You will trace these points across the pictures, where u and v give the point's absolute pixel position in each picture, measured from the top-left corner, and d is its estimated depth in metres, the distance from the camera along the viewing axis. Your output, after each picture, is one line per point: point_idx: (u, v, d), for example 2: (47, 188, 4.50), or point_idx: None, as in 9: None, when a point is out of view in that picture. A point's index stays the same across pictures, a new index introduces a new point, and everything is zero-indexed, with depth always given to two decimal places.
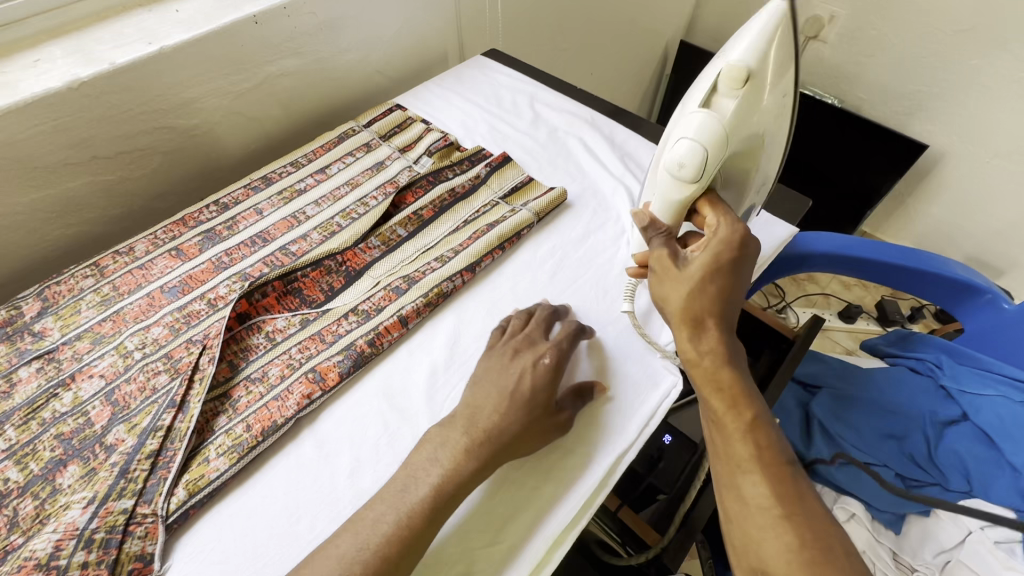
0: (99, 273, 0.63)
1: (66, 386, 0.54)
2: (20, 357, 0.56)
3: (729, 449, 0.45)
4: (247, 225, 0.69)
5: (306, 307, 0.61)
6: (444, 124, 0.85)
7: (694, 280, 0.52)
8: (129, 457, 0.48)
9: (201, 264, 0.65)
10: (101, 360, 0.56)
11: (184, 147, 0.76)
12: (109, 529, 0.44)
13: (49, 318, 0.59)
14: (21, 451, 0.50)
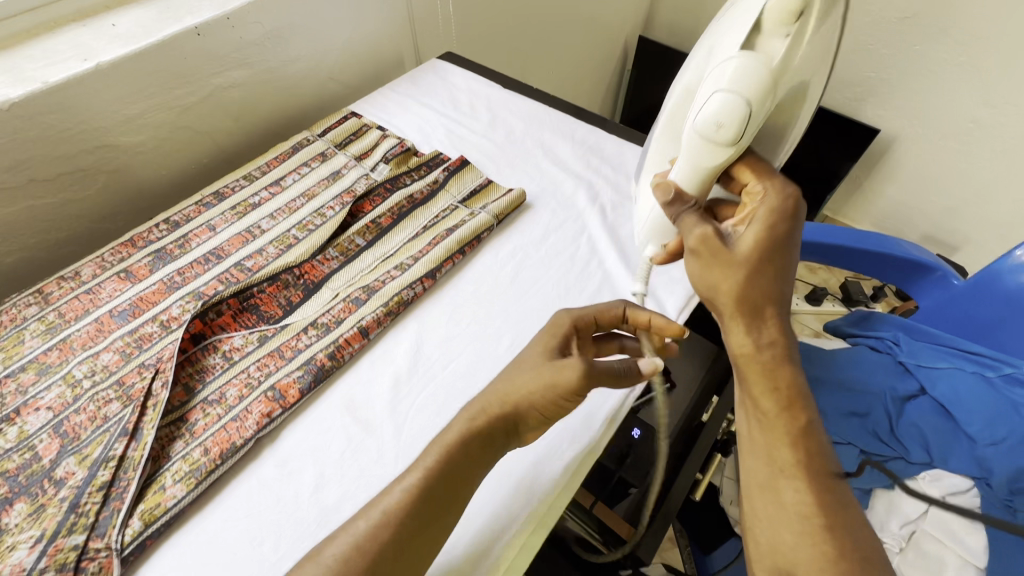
0: (43, 300, 0.61)
1: (10, 420, 0.52)
2: None
3: (773, 454, 0.45)
4: (200, 243, 0.67)
5: (263, 323, 0.60)
6: (401, 129, 0.85)
7: (737, 263, 0.47)
8: (80, 490, 0.47)
9: (152, 286, 0.63)
10: (48, 392, 0.54)
11: (131, 165, 0.73)
12: (59, 567, 0.42)
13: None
14: None
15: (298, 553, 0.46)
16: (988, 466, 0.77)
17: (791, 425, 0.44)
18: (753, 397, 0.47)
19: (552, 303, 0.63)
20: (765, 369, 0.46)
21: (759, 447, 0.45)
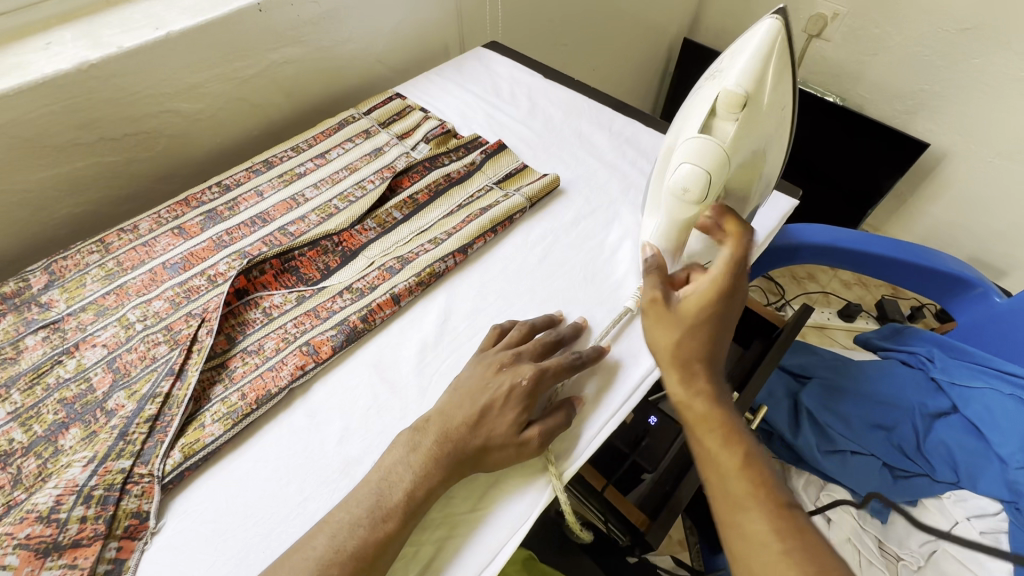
0: (104, 249, 0.66)
1: (70, 353, 0.57)
2: (27, 326, 0.58)
3: (726, 490, 0.43)
4: (247, 206, 0.71)
5: (302, 284, 0.63)
6: (442, 112, 0.87)
7: (682, 327, 0.50)
8: (129, 420, 0.50)
9: (202, 243, 0.67)
10: (104, 331, 0.58)
11: (189, 131, 0.78)
12: (107, 487, 0.45)
13: (54, 291, 0.61)
14: (25, 414, 0.52)
15: (322, 497, 0.48)
16: (1018, 490, 0.74)
17: (732, 449, 0.44)
18: (695, 442, 0.47)
19: (577, 287, 0.65)
20: (703, 408, 0.47)
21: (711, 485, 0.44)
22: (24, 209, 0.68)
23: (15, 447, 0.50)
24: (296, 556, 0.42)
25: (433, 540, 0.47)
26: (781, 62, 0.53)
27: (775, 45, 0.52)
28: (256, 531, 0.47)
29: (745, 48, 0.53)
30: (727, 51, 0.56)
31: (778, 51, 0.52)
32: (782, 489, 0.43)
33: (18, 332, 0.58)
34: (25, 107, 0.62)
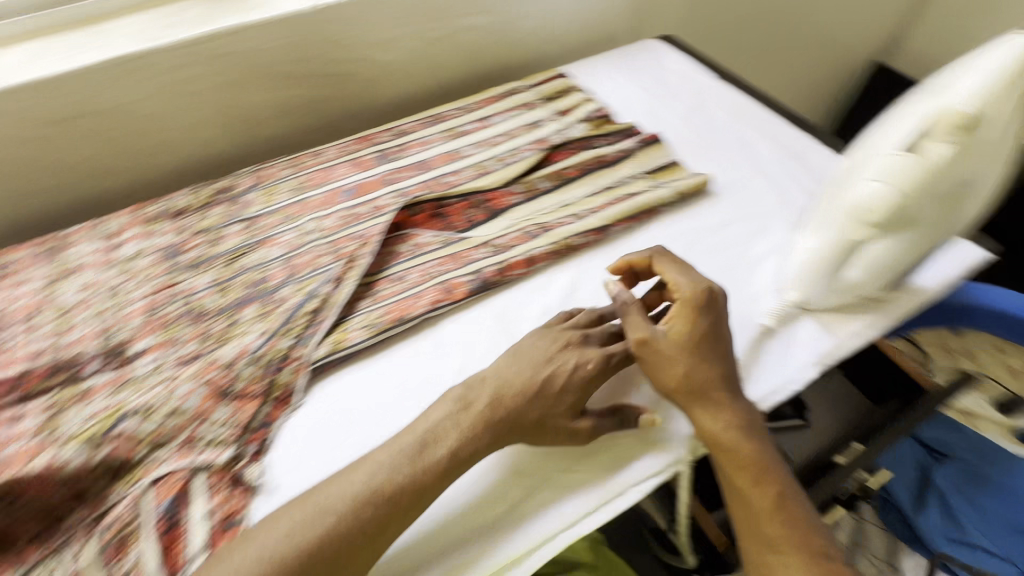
0: (296, 167, 0.77)
1: (258, 245, 0.67)
2: (233, 217, 0.70)
3: (755, 529, 0.46)
4: (414, 152, 0.78)
5: (449, 230, 0.69)
6: (604, 97, 0.88)
7: (677, 352, 0.50)
8: (294, 309, 0.59)
9: (371, 176, 0.75)
10: (286, 233, 0.69)
11: (378, 79, 0.87)
12: (272, 358, 0.55)
13: (254, 194, 0.73)
14: (222, 284, 0.64)
15: None
16: None
17: (766, 484, 0.46)
18: (725, 480, 0.48)
19: None
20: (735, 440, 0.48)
21: (744, 524, 0.46)
22: (243, 124, 0.81)
23: (212, 308, 0.61)
24: (395, 449, 0.46)
25: (530, 483, 0.50)
26: (1017, 87, 0.48)
27: (1014, 70, 0.48)
28: (377, 429, 0.53)
29: (977, 67, 0.49)
30: (950, 69, 0.51)
31: (1016, 76, 0.48)
32: (810, 524, 0.46)
33: (226, 220, 0.70)
34: (265, 38, 0.74)
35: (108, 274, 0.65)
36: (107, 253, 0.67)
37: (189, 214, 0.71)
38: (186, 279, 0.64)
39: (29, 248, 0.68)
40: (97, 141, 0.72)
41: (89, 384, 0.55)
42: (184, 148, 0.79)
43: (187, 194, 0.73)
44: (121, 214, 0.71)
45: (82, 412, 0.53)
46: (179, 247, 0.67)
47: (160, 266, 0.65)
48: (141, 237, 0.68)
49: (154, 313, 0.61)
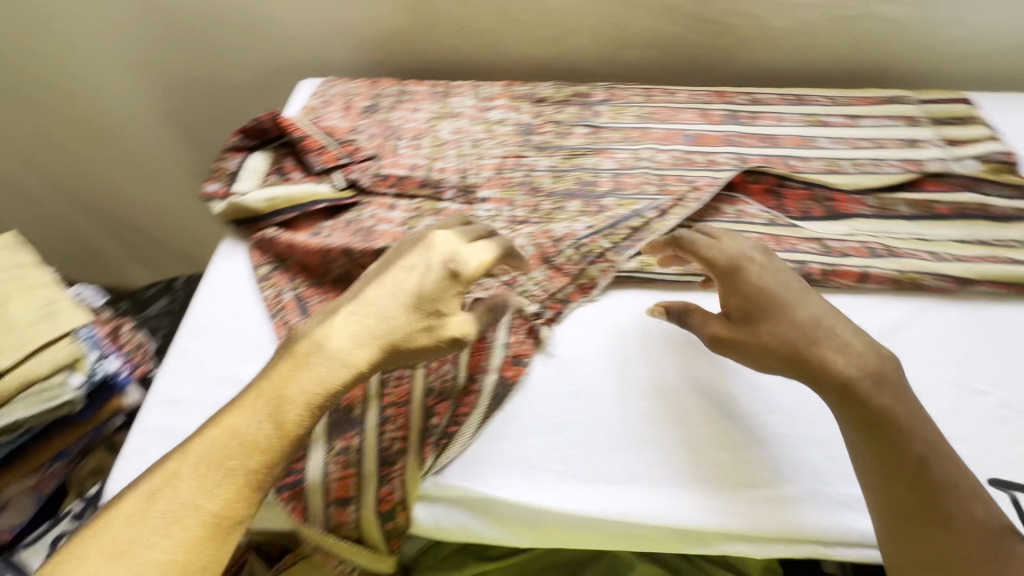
0: (647, 97, 0.79)
1: (595, 153, 0.72)
2: (582, 120, 0.76)
3: (883, 486, 0.43)
4: (765, 124, 0.75)
5: (779, 211, 0.66)
6: (1014, 142, 0.73)
7: (756, 330, 0.49)
8: (618, 219, 0.63)
9: (716, 131, 0.74)
10: (622, 152, 0.72)
11: (754, 41, 0.83)
12: (589, 251, 0.60)
13: (605, 107, 0.78)
14: (557, 172, 0.71)
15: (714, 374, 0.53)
16: None
17: (902, 441, 0.44)
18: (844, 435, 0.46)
19: None
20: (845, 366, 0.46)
21: (869, 479, 0.44)
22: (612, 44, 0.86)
23: (545, 188, 0.69)
24: None
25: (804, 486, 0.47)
26: None
27: None
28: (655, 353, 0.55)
29: None
30: None
31: None
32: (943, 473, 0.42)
33: (576, 120, 0.76)
34: None
35: (475, 128, 0.76)
36: (478, 111, 0.78)
37: (546, 104, 0.79)
38: (531, 157, 0.72)
39: (427, 87, 0.82)
40: (501, 19, 0.84)
41: (444, 206, 0.67)
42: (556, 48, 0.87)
43: (550, 87, 0.81)
44: (496, 85, 0.82)
45: (438, 225, 0.64)
46: (532, 128, 0.76)
47: (515, 138, 0.75)
48: (507, 109, 0.78)
49: (501, 174, 0.71)
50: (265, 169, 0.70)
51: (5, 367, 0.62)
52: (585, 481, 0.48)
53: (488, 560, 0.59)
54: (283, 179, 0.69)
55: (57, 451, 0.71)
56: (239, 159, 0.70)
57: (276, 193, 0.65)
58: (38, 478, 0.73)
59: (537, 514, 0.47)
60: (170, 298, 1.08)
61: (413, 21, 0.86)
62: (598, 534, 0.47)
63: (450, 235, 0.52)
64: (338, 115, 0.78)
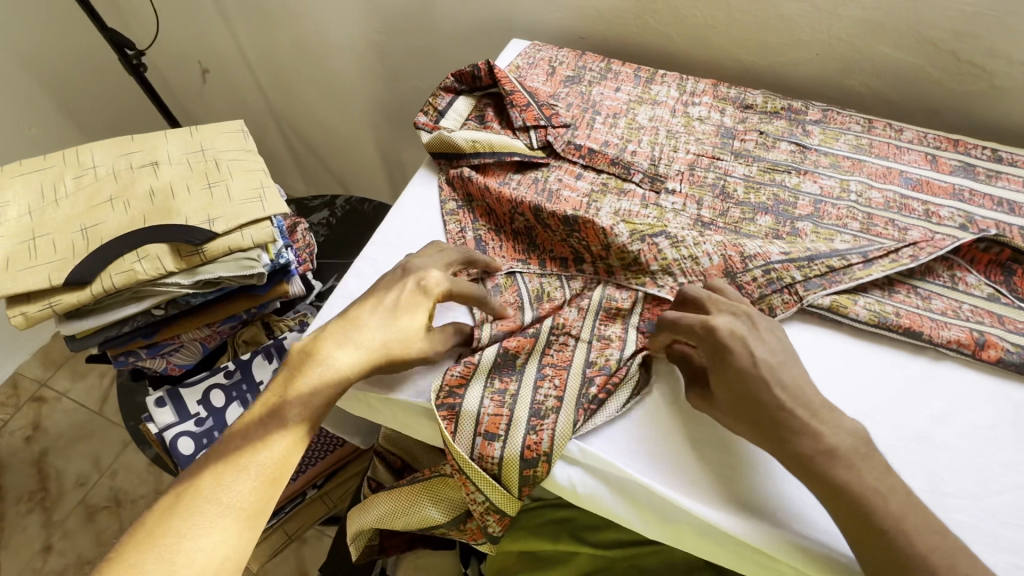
0: (868, 128, 0.73)
1: (798, 173, 0.68)
2: (789, 136, 0.72)
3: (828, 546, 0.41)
4: (1005, 187, 0.66)
5: (1005, 287, 0.58)
6: None
7: (729, 402, 0.46)
8: (817, 255, 0.58)
9: (943, 182, 0.67)
10: (828, 178, 0.67)
11: (1014, 94, 0.73)
12: (779, 278, 0.56)
13: (817, 128, 0.73)
14: (751, 183, 0.67)
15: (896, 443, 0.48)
16: None
17: (868, 515, 0.39)
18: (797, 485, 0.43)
19: None
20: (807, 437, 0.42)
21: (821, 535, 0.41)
22: (839, 64, 0.80)
23: (736, 196, 0.66)
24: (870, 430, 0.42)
25: None
26: None
27: None
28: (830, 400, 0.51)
29: None
30: None
31: None
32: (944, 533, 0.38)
33: (783, 134, 0.72)
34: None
35: (673, 119, 0.74)
36: (680, 104, 0.76)
37: (753, 112, 0.75)
38: (727, 161, 0.70)
39: (631, 69, 0.81)
40: (725, 15, 0.81)
41: (629, 188, 0.67)
42: (771, 56, 0.83)
43: (760, 95, 0.77)
44: (703, 81, 0.79)
45: (624, 206, 0.65)
46: (734, 133, 0.73)
47: (713, 138, 0.72)
48: (711, 108, 0.76)
49: (692, 170, 0.69)
50: (467, 114, 0.74)
51: (219, 231, 0.71)
52: (728, 494, 0.46)
53: (581, 541, 0.61)
54: (482, 126, 0.73)
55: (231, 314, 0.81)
56: (448, 98, 0.75)
57: (478, 137, 0.68)
58: (209, 333, 0.83)
59: (671, 510, 0.47)
60: (330, 211, 1.19)
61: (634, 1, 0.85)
62: (729, 551, 0.46)
63: (438, 258, 0.56)
64: (541, 79, 0.80)
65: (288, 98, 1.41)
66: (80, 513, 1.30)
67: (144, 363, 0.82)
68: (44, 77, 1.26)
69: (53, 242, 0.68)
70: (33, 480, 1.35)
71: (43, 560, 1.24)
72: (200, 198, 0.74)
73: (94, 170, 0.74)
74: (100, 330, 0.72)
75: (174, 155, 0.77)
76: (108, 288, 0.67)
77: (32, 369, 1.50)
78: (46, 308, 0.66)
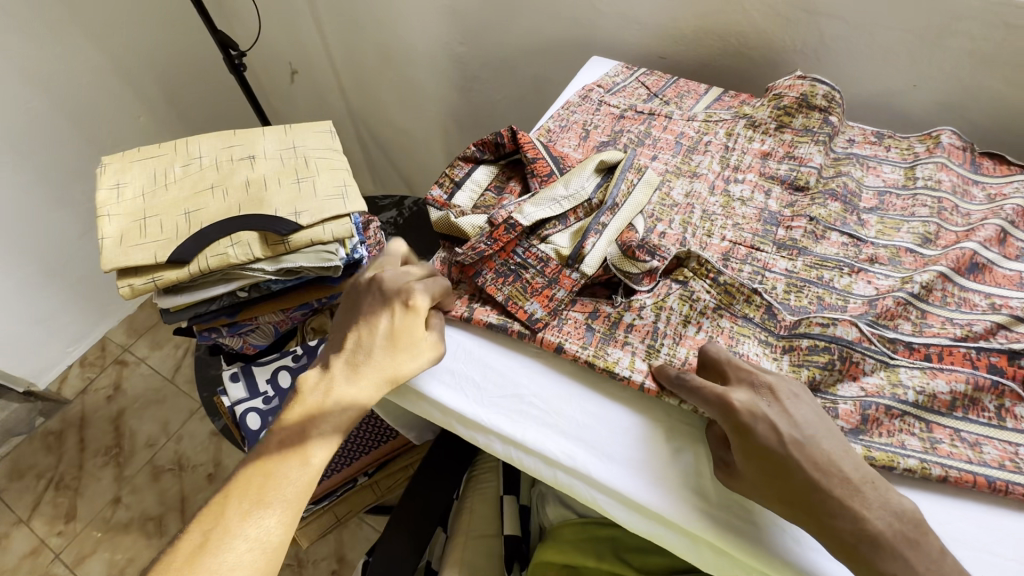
0: (935, 213, 0.64)
1: (850, 271, 0.60)
2: (841, 225, 0.64)
3: (820, 522, 0.42)
4: None
5: None
6: None
7: (755, 457, 0.44)
8: (837, 357, 0.52)
9: (1009, 269, 0.59)
10: (884, 278, 0.59)
11: None
12: None
13: (873, 217, 0.65)
14: (794, 280, 0.59)
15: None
16: None
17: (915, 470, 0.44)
18: (789, 490, 0.43)
19: None
20: (863, 518, 0.41)
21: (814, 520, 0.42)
22: (937, 97, 0.76)
23: (775, 294, 0.58)
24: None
25: None
26: None
27: None
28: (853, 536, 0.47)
29: None
30: None
31: None
32: None
33: (834, 222, 0.64)
34: None
35: (710, 197, 0.68)
36: (720, 179, 0.69)
37: (803, 194, 0.67)
38: (767, 253, 0.62)
39: (673, 134, 0.75)
40: (815, 42, 0.79)
41: (633, 318, 0.57)
42: (864, 85, 0.80)
43: (811, 171, 0.68)
44: (750, 153, 0.71)
45: (613, 359, 0.54)
46: (779, 219, 0.65)
47: (755, 224, 0.64)
48: (754, 187, 0.68)
49: (687, 287, 0.58)
50: (484, 184, 0.70)
51: (304, 224, 0.76)
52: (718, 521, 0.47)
53: (623, 562, 0.61)
54: (500, 198, 0.69)
55: (302, 300, 0.85)
56: (466, 168, 0.70)
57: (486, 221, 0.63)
58: (281, 318, 0.88)
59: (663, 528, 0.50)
60: (399, 211, 1.23)
61: (721, 24, 0.84)
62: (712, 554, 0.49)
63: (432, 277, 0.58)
64: (573, 143, 0.75)
65: (368, 100, 1.48)
66: (147, 471, 1.41)
67: (224, 340, 0.89)
68: (156, 73, 1.39)
69: (159, 223, 0.75)
70: (110, 436, 1.47)
71: (112, 511, 1.35)
72: (289, 191, 0.79)
73: (200, 160, 0.81)
74: (191, 306, 0.78)
75: (269, 150, 0.83)
76: (203, 270, 0.73)
77: (118, 335, 1.62)
78: (149, 282, 0.72)
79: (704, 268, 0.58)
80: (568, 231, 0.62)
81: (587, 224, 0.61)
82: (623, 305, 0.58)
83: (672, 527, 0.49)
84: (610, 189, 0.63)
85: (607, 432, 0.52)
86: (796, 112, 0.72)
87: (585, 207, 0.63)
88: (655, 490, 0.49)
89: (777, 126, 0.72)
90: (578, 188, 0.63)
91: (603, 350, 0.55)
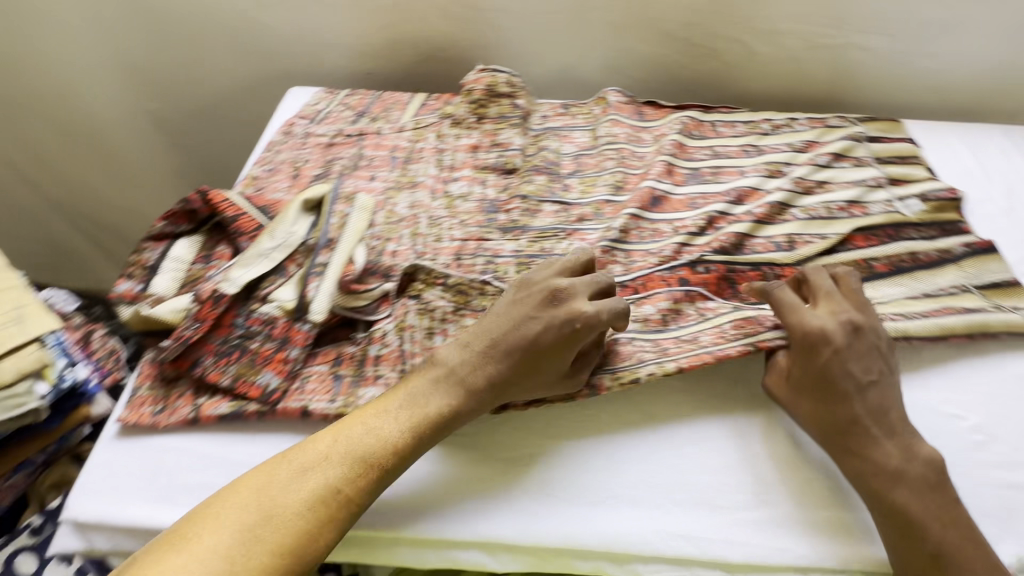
0: (619, 162, 0.73)
1: (566, 235, 0.65)
2: (550, 195, 0.69)
3: (871, 465, 0.46)
4: (728, 179, 0.73)
5: (743, 300, 0.60)
6: (966, 176, 0.75)
7: (816, 385, 0.49)
8: None
9: (679, 195, 0.70)
10: (592, 232, 0.66)
11: (739, 67, 0.85)
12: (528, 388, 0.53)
13: (575, 179, 0.72)
14: (523, 259, 0.62)
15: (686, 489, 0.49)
16: None
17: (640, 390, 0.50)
18: (846, 430, 0.47)
19: None
20: (903, 459, 0.46)
21: (859, 458, 0.46)
22: (599, 64, 0.88)
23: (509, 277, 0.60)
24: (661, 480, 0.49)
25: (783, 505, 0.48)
26: None
27: None
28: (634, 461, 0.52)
29: None
30: None
31: None
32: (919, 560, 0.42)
33: (545, 195, 0.69)
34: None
35: (433, 202, 0.68)
36: (440, 182, 0.70)
37: (514, 175, 0.72)
38: (495, 240, 0.64)
39: (387, 149, 0.74)
40: (492, 35, 0.85)
41: (378, 350, 0.54)
42: (544, 65, 0.89)
43: (517, 153, 0.73)
44: (461, 150, 0.74)
45: (367, 399, 0.51)
46: (498, 205, 0.68)
47: (478, 217, 0.67)
48: (471, 181, 0.71)
49: (421, 300, 0.56)
50: (190, 258, 0.61)
51: None
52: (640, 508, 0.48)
53: None
54: (210, 267, 0.60)
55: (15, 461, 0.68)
56: (159, 248, 0.61)
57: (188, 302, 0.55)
58: None
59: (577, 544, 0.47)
60: None
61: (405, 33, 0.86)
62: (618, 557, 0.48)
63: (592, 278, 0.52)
64: (284, 185, 0.69)
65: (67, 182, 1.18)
66: None
67: None
68: None
69: None
70: None
71: None
72: None
73: None
74: None
75: None
76: None
77: None
78: None
79: (432, 276, 0.57)
80: (290, 282, 0.57)
81: (306, 268, 0.58)
82: (366, 339, 0.55)
83: (461, 542, 0.48)
84: (324, 224, 0.61)
85: (639, 459, 0.51)
86: (488, 103, 0.77)
87: (303, 251, 0.60)
88: (670, 515, 0.48)
89: (476, 119, 0.76)
90: (288, 235, 0.60)
91: (354, 394, 0.51)
